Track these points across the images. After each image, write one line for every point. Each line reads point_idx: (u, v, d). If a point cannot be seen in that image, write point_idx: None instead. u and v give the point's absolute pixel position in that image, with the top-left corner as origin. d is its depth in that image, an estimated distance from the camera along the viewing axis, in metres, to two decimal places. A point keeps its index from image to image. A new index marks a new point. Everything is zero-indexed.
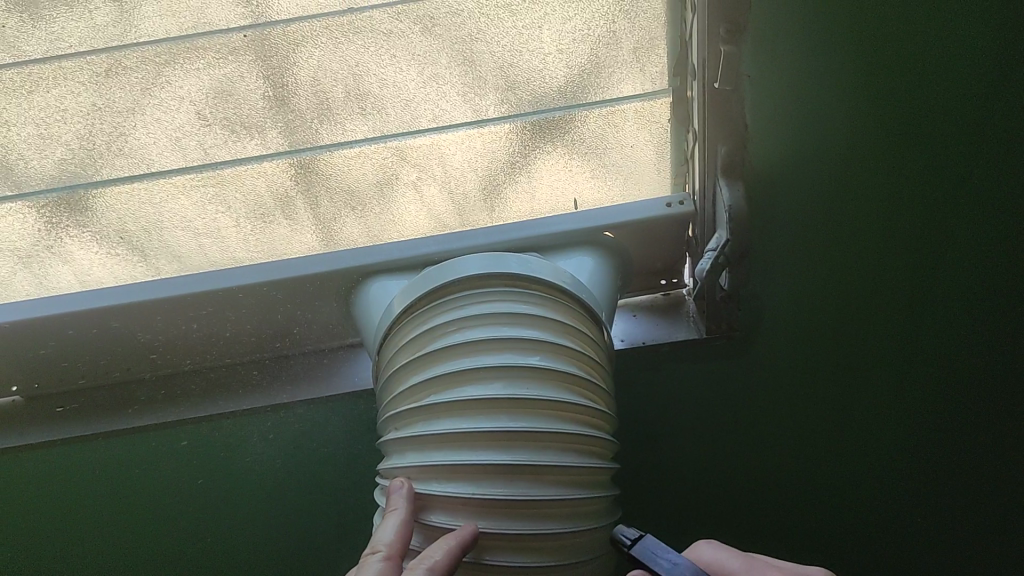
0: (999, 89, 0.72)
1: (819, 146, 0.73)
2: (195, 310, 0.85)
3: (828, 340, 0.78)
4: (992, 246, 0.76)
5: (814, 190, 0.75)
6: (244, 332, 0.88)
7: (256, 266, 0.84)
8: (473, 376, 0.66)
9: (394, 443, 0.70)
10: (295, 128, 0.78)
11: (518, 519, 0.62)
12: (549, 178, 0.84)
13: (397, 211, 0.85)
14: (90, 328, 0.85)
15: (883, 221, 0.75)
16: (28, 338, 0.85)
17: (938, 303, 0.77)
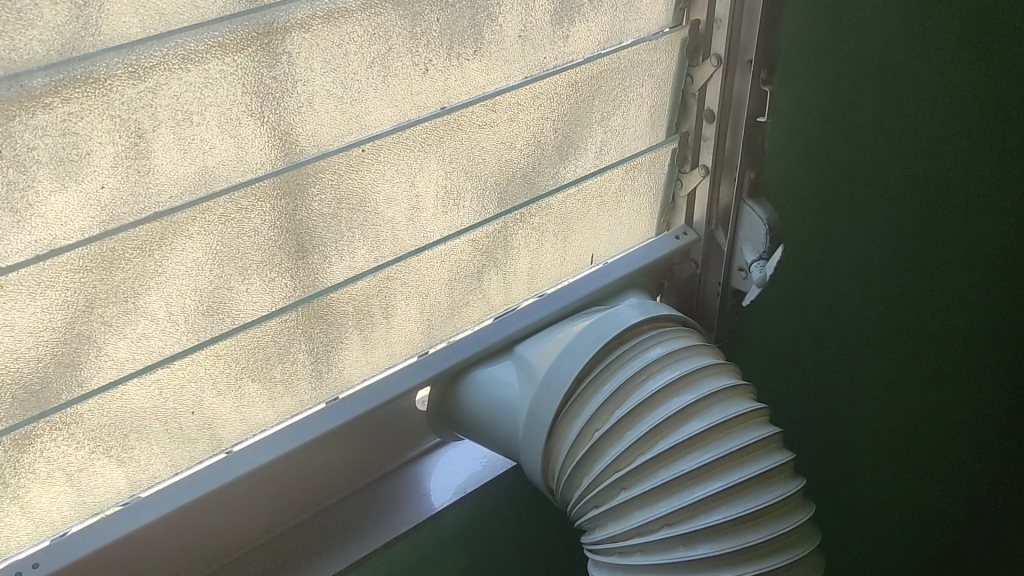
0: (903, 72, 0.95)
1: (804, 139, 0.92)
2: (283, 470, 0.77)
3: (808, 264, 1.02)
4: (892, 165, 1.01)
5: (801, 168, 0.93)
6: (325, 476, 0.81)
7: (340, 398, 0.80)
8: (690, 411, 0.72)
9: (621, 505, 0.72)
10: (384, 241, 0.74)
11: (773, 521, 0.71)
12: (577, 242, 0.90)
13: (456, 302, 0.84)
14: (169, 532, 0.72)
15: (838, 170, 0.97)
16: (96, 567, 0.69)
17: (865, 217, 1.03)
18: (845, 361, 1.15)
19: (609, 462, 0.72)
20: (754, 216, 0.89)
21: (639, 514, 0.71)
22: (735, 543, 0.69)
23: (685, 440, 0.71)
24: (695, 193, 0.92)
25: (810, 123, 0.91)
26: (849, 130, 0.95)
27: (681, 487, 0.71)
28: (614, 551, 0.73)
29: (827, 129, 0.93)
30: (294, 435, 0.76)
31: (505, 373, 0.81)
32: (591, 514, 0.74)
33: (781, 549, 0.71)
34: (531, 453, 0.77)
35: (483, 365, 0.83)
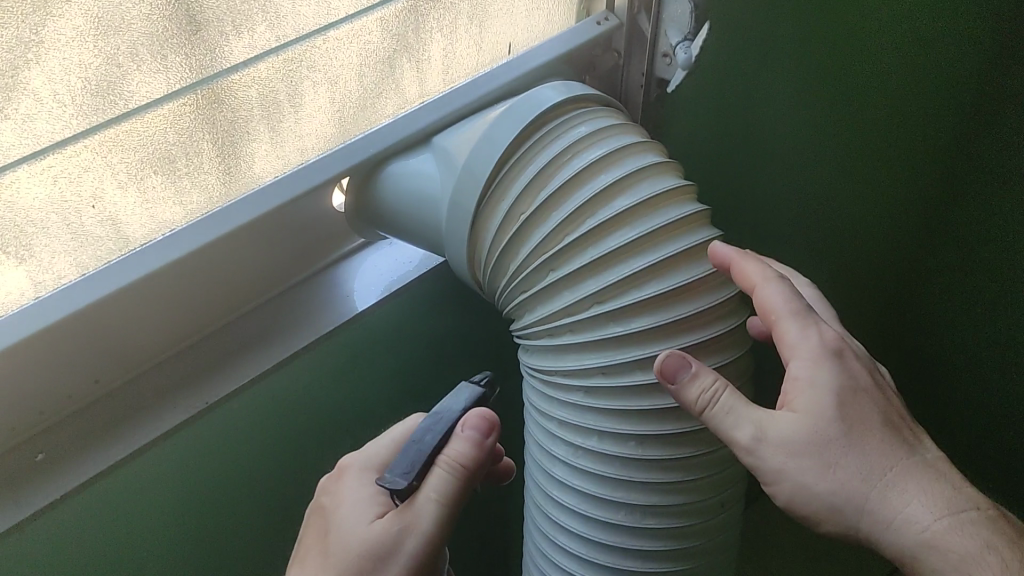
0: None
1: None
2: (197, 268, 0.74)
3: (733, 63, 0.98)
4: None
5: None
6: (242, 275, 0.79)
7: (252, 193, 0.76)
8: (619, 188, 0.71)
9: (550, 287, 0.72)
10: (283, 19, 0.70)
11: (702, 294, 0.71)
12: (492, 28, 0.86)
13: (369, 93, 0.80)
14: (81, 330, 0.70)
15: None
16: (7, 365, 0.67)
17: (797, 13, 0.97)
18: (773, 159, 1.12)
19: (540, 242, 0.71)
20: None
21: (568, 294, 0.71)
22: (666, 317, 0.70)
23: (615, 215, 0.70)
24: None
25: None
26: None
27: (611, 264, 0.70)
28: (544, 332, 0.73)
29: None
30: (208, 229, 0.73)
31: (425, 164, 0.79)
32: (519, 298, 0.74)
33: (714, 323, 0.72)
34: (455, 244, 0.75)
35: (402, 157, 0.80)
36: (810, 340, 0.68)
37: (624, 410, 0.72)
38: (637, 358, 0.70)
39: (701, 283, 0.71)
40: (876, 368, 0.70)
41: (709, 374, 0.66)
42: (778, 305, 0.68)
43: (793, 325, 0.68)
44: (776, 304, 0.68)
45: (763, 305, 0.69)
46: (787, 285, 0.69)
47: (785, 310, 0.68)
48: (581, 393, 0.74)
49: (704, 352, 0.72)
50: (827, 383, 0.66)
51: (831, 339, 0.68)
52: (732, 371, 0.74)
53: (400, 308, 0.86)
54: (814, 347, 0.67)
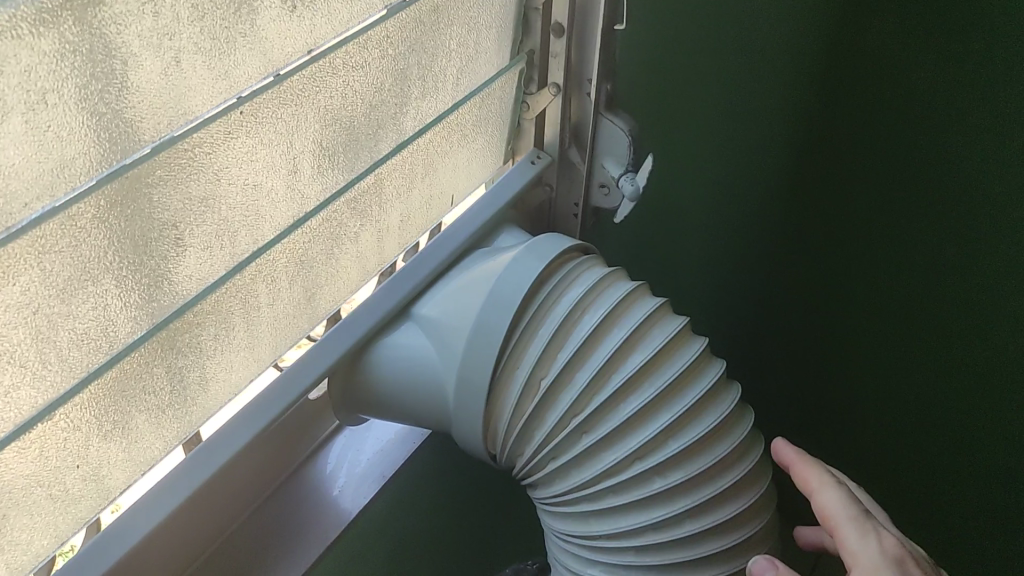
0: None
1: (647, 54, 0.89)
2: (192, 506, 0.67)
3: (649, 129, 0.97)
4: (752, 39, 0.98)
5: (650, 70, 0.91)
6: (234, 490, 0.71)
7: (241, 411, 0.69)
8: (632, 342, 0.70)
9: (586, 452, 0.69)
10: (262, 217, 0.63)
11: (727, 434, 0.71)
12: (439, 184, 0.83)
13: (337, 274, 0.75)
14: None
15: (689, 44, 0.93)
16: None
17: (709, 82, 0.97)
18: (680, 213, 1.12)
19: (564, 412, 0.68)
20: (612, 132, 0.87)
21: (605, 456, 0.69)
22: (705, 462, 0.69)
23: (636, 373, 0.68)
24: (548, 114, 0.89)
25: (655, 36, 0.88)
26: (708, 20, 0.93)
27: (640, 423, 0.69)
28: (581, 497, 0.71)
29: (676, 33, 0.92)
30: (210, 460, 0.66)
31: (414, 339, 0.74)
32: (550, 467, 0.71)
33: (743, 454, 0.72)
34: (471, 419, 0.71)
35: (385, 336, 0.75)
36: (870, 547, 0.67)
37: (685, 563, 0.70)
38: (689, 507, 0.69)
39: (724, 423, 0.71)
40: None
41: None
42: (837, 508, 0.70)
43: (852, 531, 0.69)
44: (835, 509, 0.71)
45: (823, 510, 0.72)
46: (847, 491, 0.72)
47: (844, 514, 0.70)
48: (633, 553, 0.71)
49: (741, 486, 0.71)
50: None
51: (891, 548, 0.67)
52: (764, 498, 0.74)
53: (391, 490, 0.80)
54: (873, 555, 0.67)
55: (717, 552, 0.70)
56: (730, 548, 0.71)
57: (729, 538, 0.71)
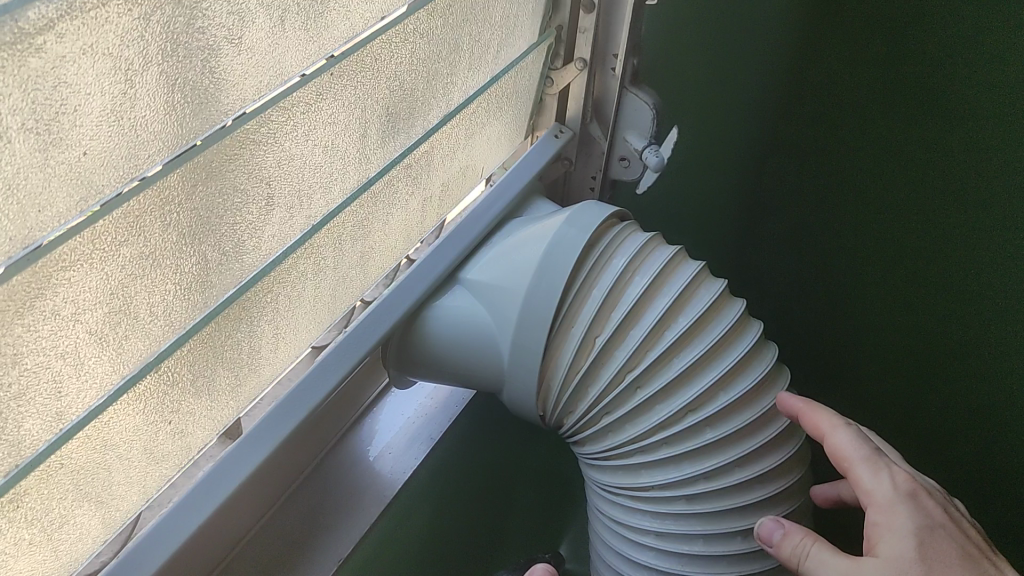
0: None
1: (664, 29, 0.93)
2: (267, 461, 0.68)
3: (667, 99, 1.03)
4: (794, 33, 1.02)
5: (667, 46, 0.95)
6: (292, 454, 0.72)
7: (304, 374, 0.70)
8: (684, 298, 0.73)
9: (640, 406, 0.72)
10: (335, 180, 0.65)
11: (770, 387, 0.75)
12: (473, 155, 0.85)
13: (388, 239, 0.76)
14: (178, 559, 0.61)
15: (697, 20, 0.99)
16: None
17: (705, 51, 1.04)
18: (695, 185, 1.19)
19: (623, 364, 0.71)
20: (637, 107, 0.91)
21: (658, 410, 0.72)
22: (752, 413, 0.72)
23: (691, 326, 0.72)
24: (573, 90, 0.92)
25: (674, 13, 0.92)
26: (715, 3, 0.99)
27: (695, 374, 0.72)
28: (634, 450, 0.73)
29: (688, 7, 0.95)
30: (283, 419, 0.66)
31: (466, 302, 0.76)
32: (604, 422, 0.74)
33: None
34: (525, 377, 0.73)
35: (437, 300, 0.77)
36: (885, 487, 0.66)
37: (735, 508, 0.73)
38: (740, 455, 0.72)
39: (768, 377, 0.75)
40: (948, 507, 0.68)
41: (799, 532, 0.66)
42: (849, 448, 0.68)
43: (866, 471, 0.66)
44: (846, 450, 0.68)
45: (835, 451, 0.69)
46: (855, 429, 0.69)
47: (857, 456, 0.67)
48: (685, 500, 0.73)
49: (786, 435, 0.75)
50: (904, 524, 0.64)
51: (904, 483, 0.66)
52: (805, 447, 0.77)
53: (438, 453, 0.82)
54: (888, 493, 0.65)
55: (764, 498, 0.73)
56: (776, 495, 0.74)
57: (775, 485, 0.74)
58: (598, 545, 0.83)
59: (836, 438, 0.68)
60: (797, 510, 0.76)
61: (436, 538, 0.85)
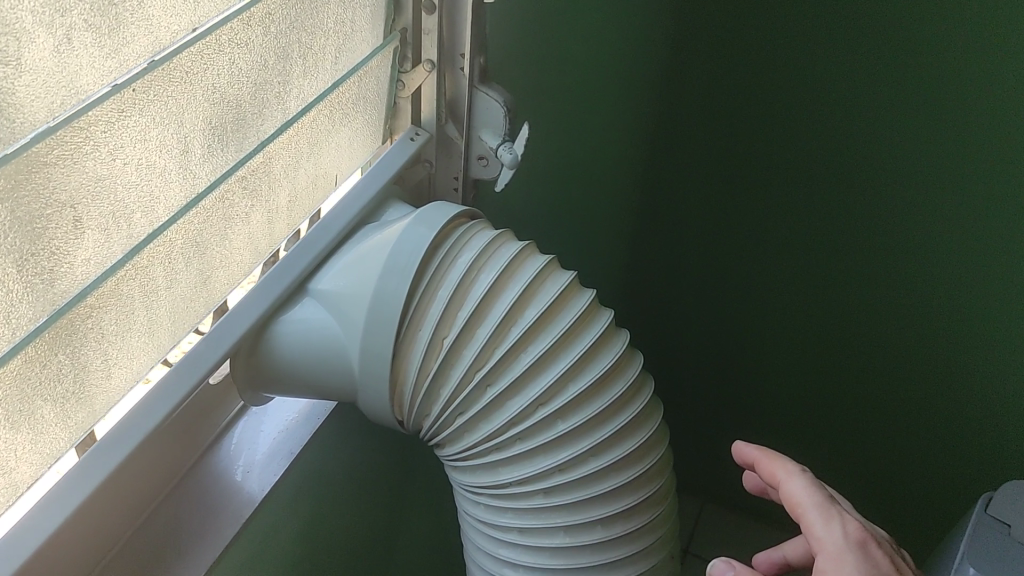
0: None
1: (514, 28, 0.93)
2: (108, 486, 0.66)
3: (528, 96, 1.03)
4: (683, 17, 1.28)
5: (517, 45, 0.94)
6: (141, 477, 0.70)
7: (144, 396, 0.67)
8: (532, 291, 0.72)
9: (491, 403, 0.71)
10: (156, 200, 0.63)
11: (619, 376, 0.75)
12: (324, 166, 0.84)
13: (231, 255, 0.75)
14: None
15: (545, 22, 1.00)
16: None
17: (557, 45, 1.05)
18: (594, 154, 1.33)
19: (469, 363, 0.70)
20: (487, 104, 0.89)
21: (510, 405, 0.71)
22: (603, 402, 0.73)
23: (536, 321, 0.71)
24: (425, 91, 0.91)
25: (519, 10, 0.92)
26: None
27: (542, 369, 0.71)
28: (490, 447, 0.73)
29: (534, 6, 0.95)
30: (121, 440, 0.65)
31: (314, 312, 0.75)
32: (458, 422, 0.73)
33: (636, 394, 0.76)
34: (375, 383, 0.72)
35: (284, 311, 0.75)
36: (835, 534, 0.75)
37: (592, 497, 0.73)
38: (593, 444, 0.73)
39: (616, 367, 0.75)
40: (896, 558, 0.77)
41: None
42: (804, 496, 0.79)
43: (818, 518, 0.77)
44: (802, 498, 0.79)
45: (793, 498, 0.80)
46: (811, 479, 0.81)
47: (810, 503, 0.78)
48: (543, 494, 0.74)
49: (636, 421, 0.76)
50: (852, 570, 0.73)
51: (854, 532, 0.76)
52: (658, 433, 0.78)
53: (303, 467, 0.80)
54: (838, 540, 0.75)
55: (620, 484, 0.74)
56: (631, 481, 0.75)
57: (630, 470, 0.75)
58: (469, 545, 0.83)
59: (794, 489, 0.80)
60: (654, 497, 0.77)
61: (307, 553, 0.84)
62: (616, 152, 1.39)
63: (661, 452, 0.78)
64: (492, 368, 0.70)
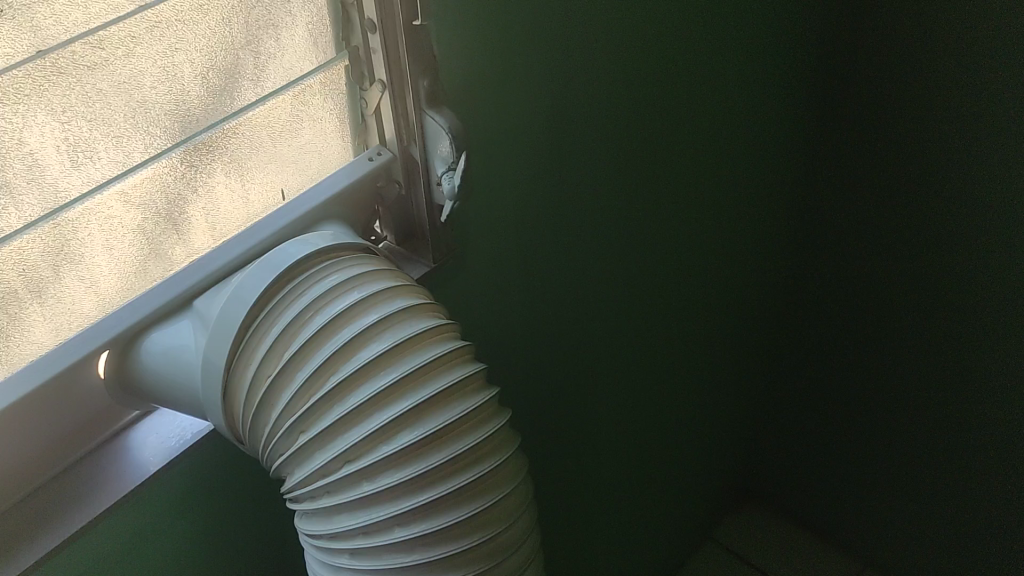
0: None
1: (485, 49, 0.87)
2: None
3: (526, 120, 0.96)
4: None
5: (494, 66, 0.89)
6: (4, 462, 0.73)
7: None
8: (362, 339, 0.68)
9: (301, 450, 0.68)
10: (2, 210, 0.66)
11: (455, 440, 0.68)
12: (258, 180, 0.84)
13: (125, 263, 0.77)
14: None
15: (543, 43, 0.93)
16: None
17: (568, 66, 0.98)
18: (656, 175, 1.24)
19: (282, 405, 0.68)
20: (436, 128, 0.85)
21: (319, 454, 0.67)
22: (422, 467, 0.66)
23: (354, 370, 0.67)
24: (386, 107, 0.86)
25: (489, 31, 0.86)
26: (554, 15, 0.92)
27: (357, 422, 0.67)
28: (306, 496, 0.70)
29: (519, 26, 0.89)
30: None
31: (183, 331, 0.75)
32: (279, 464, 0.70)
33: (474, 463, 0.69)
34: (213, 414, 0.71)
35: (159, 327, 0.76)
36: None
37: (386, 569, 0.68)
38: (393, 515, 0.66)
39: (453, 430, 0.68)
40: None
41: None
42: None
43: None
44: None
45: None
46: None
47: None
48: (349, 554, 0.69)
49: (470, 492, 0.69)
50: None
51: None
52: (505, 505, 0.71)
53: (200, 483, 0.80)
54: None
55: (421, 563, 0.68)
56: (443, 561, 0.68)
57: (450, 545, 0.68)
58: None
59: None
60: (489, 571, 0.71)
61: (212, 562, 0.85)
62: (698, 152, 1.30)
63: (497, 532, 0.70)
64: (301, 412, 0.67)
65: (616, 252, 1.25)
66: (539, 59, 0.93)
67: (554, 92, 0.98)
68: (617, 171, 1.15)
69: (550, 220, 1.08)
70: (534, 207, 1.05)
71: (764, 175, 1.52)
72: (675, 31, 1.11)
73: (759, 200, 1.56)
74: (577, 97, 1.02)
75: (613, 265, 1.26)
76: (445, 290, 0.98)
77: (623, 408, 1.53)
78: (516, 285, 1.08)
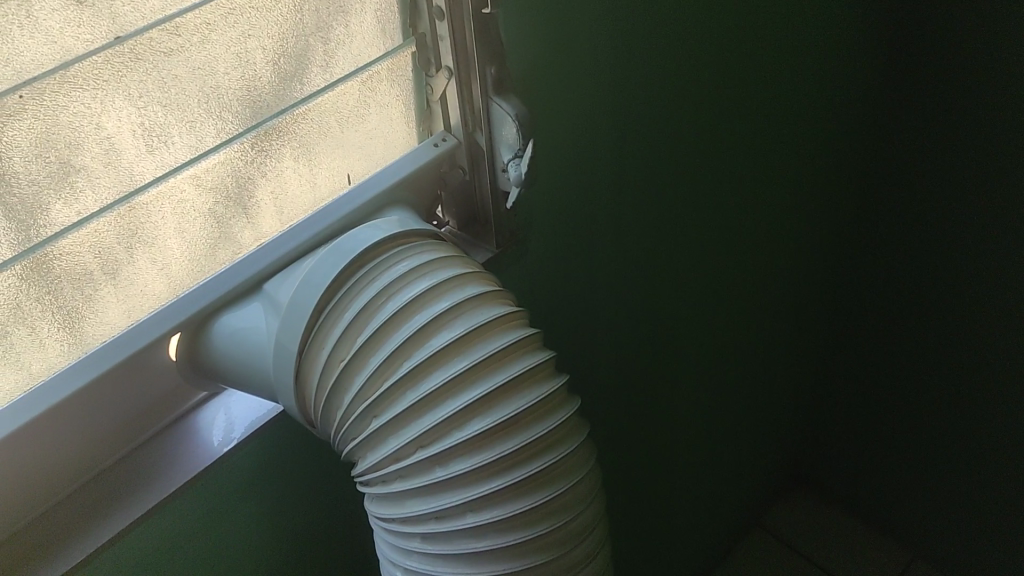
0: None
1: (553, 36, 0.86)
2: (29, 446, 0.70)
3: (591, 109, 0.96)
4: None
5: (561, 54, 0.88)
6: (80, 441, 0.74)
7: (64, 371, 0.72)
8: (434, 327, 0.68)
9: (373, 435, 0.68)
10: (79, 192, 0.68)
11: (525, 427, 0.67)
12: (325, 165, 0.85)
13: (196, 245, 0.79)
14: None
15: (610, 31, 0.92)
16: None
17: (635, 56, 0.97)
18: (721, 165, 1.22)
19: (354, 391, 0.68)
20: (503, 116, 0.85)
21: (391, 440, 0.67)
22: (494, 454, 0.66)
23: (426, 357, 0.67)
24: (451, 94, 0.86)
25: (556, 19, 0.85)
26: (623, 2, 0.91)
27: (428, 408, 0.66)
28: (377, 481, 0.69)
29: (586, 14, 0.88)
30: (30, 407, 0.69)
31: (252, 312, 0.76)
32: (350, 449, 0.70)
33: (544, 450, 0.68)
34: (282, 395, 0.72)
35: (229, 308, 0.77)
36: None
37: (456, 554, 0.67)
38: (464, 501, 0.66)
39: (524, 417, 0.67)
40: None
41: None
42: None
43: None
44: None
45: None
46: None
47: None
48: (420, 539, 0.69)
49: (541, 478, 0.67)
50: None
51: None
52: (574, 494, 0.70)
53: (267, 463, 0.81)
54: None
55: (494, 548, 0.67)
56: (513, 547, 0.67)
57: (520, 532, 0.67)
58: None
59: None
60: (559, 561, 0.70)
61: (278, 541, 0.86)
62: (762, 140, 1.28)
63: (566, 520, 0.69)
64: (374, 398, 0.67)
65: (678, 242, 1.24)
66: (606, 47, 0.92)
67: (621, 81, 0.97)
68: (681, 161, 1.14)
69: (612, 207, 1.07)
70: (596, 196, 1.04)
71: (828, 163, 1.50)
72: (745, 19, 1.09)
73: (823, 189, 1.54)
74: (645, 84, 1.01)
75: (675, 255, 1.25)
76: (507, 275, 0.98)
77: (682, 397, 1.52)
78: (577, 273, 1.08)
